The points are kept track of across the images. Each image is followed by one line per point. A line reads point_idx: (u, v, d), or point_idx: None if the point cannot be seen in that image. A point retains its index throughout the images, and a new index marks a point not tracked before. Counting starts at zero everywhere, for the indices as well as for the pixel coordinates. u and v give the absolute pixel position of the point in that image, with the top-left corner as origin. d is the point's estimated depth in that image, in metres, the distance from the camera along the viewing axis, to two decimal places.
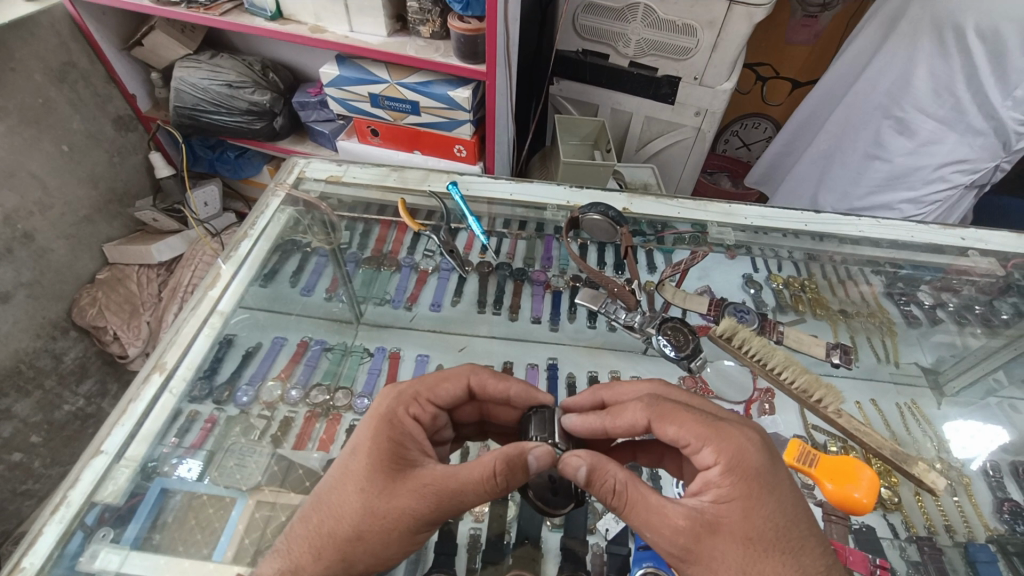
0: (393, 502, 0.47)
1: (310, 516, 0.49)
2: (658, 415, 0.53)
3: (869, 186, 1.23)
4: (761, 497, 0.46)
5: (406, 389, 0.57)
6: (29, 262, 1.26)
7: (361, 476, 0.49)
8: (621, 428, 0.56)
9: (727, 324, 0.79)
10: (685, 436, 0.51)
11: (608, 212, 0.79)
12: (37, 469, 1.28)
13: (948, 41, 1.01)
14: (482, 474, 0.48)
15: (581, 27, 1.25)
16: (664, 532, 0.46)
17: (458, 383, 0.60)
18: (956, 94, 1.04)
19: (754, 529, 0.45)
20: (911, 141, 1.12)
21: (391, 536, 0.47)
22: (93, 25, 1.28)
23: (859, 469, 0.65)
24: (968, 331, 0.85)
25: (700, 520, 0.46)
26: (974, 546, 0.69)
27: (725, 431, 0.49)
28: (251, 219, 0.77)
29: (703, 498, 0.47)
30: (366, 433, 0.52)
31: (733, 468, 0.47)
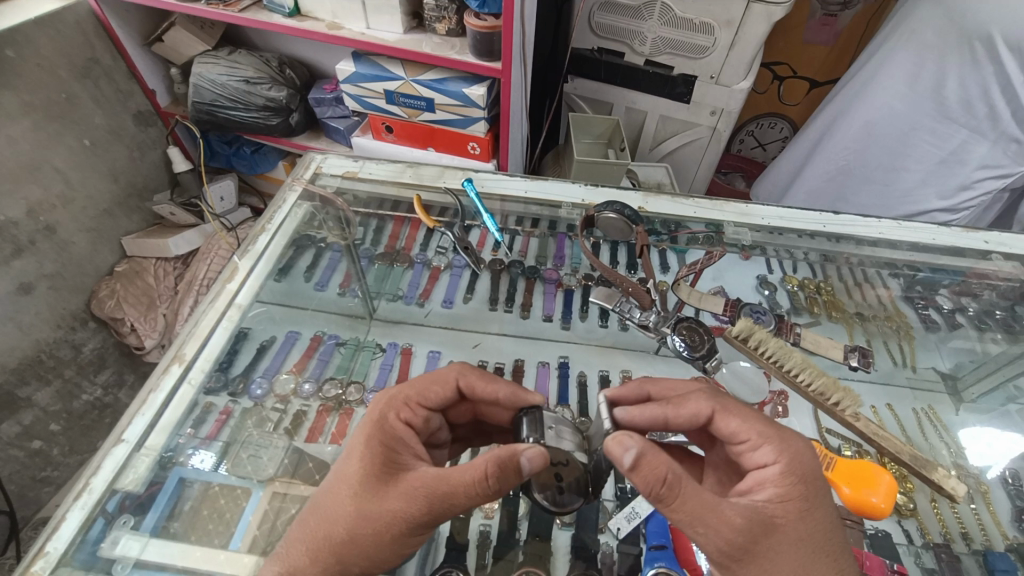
0: (384, 506, 0.48)
1: (307, 520, 0.50)
2: (723, 407, 0.54)
3: (894, 193, 1.22)
4: (813, 499, 0.48)
5: (395, 393, 0.57)
6: (50, 254, 1.28)
7: (353, 480, 0.49)
8: (684, 417, 0.55)
9: (744, 324, 0.78)
10: (746, 432, 0.52)
11: (625, 211, 0.79)
12: (55, 457, 1.31)
13: (979, 53, 0.98)
14: (471, 477, 0.47)
15: (597, 25, 1.24)
16: (721, 527, 0.44)
17: (446, 385, 0.59)
18: (988, 104, 1.02)
19: (806, 530, 0.46)
20: (941, 149, 1.11)
21: (382, 539, 0.48)
22: (115, 22, 1.30)
23: (877, 474, 0.64)
24: (988, 337, 0.83)
25: (759, 519, 0.45)
26: (992, 554, 0.67)
27: (783, 432, 0.51)
28: (268, 214, 0.77)
29: (759, 496, 0.47)
30: (358, 438, 0.53)
31: (793, 469, 0.48)
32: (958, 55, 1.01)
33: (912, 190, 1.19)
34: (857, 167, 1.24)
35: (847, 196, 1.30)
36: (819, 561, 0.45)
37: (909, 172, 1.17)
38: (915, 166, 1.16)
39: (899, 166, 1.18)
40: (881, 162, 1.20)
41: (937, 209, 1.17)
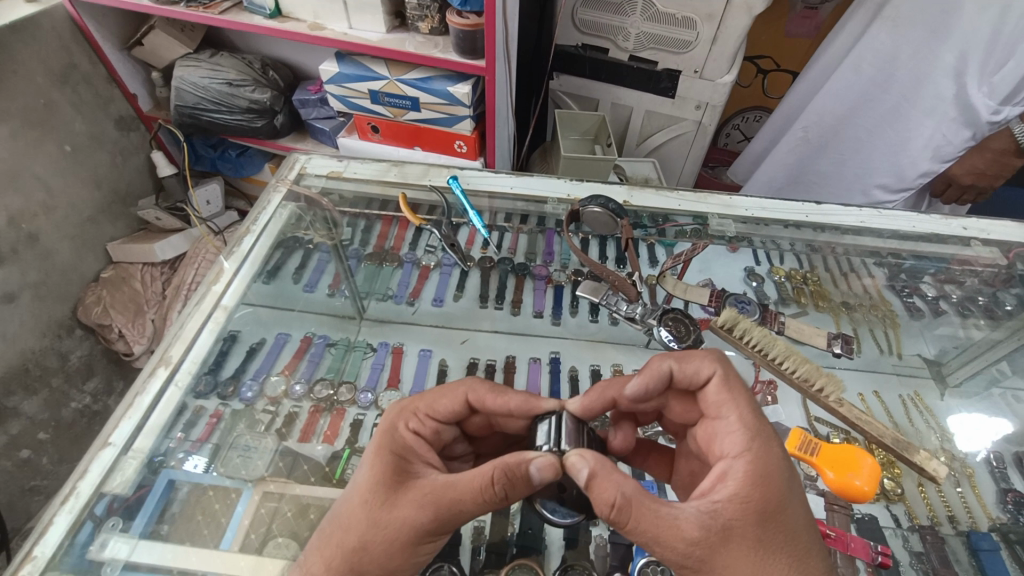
0: (394, 512, 0.48)
1: (325, 528, 0.50)
2: (724, 374, 0.55)
3: (851, 165, 1.28)
4: (778, 504, 0.46)
5: (406, 404, 0.58)
6: (34, 263, 1.26)
7: (365, 489, 0.50)
8: (686, 374, 0.56)
9: (728, 314, 0.78)
10: (731, 413, 0.52)
11: (609, 204, 0.79)
12: (45, 468, 1.30)
13: (937, 29, 1.00)
14: (480, 482, 0.47)
15: (581, 22, 1.25)
16: (675, 542, 0.43)
17: (456, 399, 0.58)
18: (936, 84, 1.05)
19: (766, 534, 0.45)
20: (898, 126, 1.15)
21: (394, 546, 0.47)
22: (93, 26, 1.29)
23: (860, 457, 0.65)
24: (971, 322, 0.85)
25: (715, 527, 0.44)
26: (976, 534, 0.69)
27: (759, 430, 0.51)
28: (253, 215, 0.77)
29: (717, 500, 0.46)
30: (370, 449, 0.53)
31: (758, 469, 0.47)
32: (921, 28, 1.02)
33: (864, 165, 1.25)
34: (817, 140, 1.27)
35: (810, 164, 1.33)
36: (778, 563, 0.44)
37: (870, 147, 1.22)
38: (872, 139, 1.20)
39: (858, 138, 1.22)
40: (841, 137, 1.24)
41: (883, 184, 1.24)
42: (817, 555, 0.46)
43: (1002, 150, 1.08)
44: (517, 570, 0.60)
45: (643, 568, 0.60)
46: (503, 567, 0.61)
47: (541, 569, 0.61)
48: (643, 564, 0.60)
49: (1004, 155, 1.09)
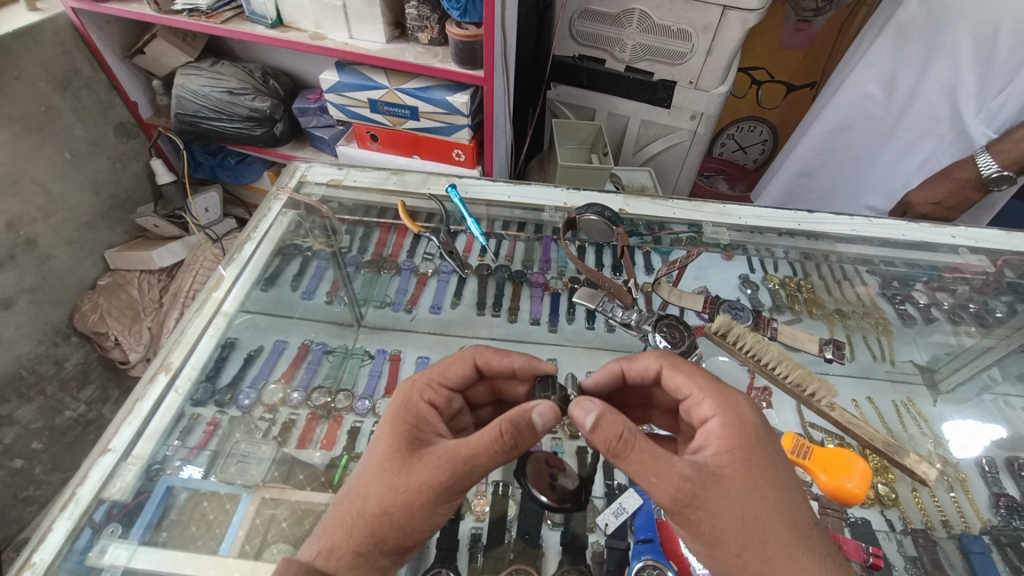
0: (412, 476, 0.49)
1: (342, 500, 0.51)
2: (669, 363, 0.59)
3: (846, 185, 1.31)
4: (759, 450, 0.49)
5: (417, 377, 0.59)
6: (31, 268, 1.27)
7: (382, 457, 0.51)
8: (636, 370, 0.61)
9: (722, 320, 0.79)
10: (690, 387, 0.57)
11: (605, 212, 0.81)
12: (38, 475, 1.29)
13: (935, 47, 1.03)
14: (489, 437, 0.49)
15: (578, 33, 1.27)
16: (671, 477, 0.47)
17: (464, 364, 0.61)
18: (930, 103, 1.09)
19: (753, 476, 0.48)
20: (892, 145, 1.19)
21: (413, 508, 0.48)
22: (96, 34, 1.29)
23: (853, 461, 0.66)
24: (962, 329, 0.86)
25: (704, 470, 0.48)
26: (967, 538, 0.69)
27: (726, 390, 0.55)
28: (253, 222, 0.78)
29: (706, 452, 0.50)
30: (384, 421, 0.54)
31: (732, 421, 0.51)
32: (921, 46, 1.04)
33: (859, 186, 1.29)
34: (817, 159, 1.29)
35: (806, 183, 1.36)
36: (766, 505, 0.47)
37: (867, 168, 1.25)
38: (868, 162, 1.24)
39: (856, 159, 1.25)
40: (840, 156, 1.27)
41: (874, 208, 1.28)
42: (801, 490, 0.49)
43: (966, 180, 1.03)
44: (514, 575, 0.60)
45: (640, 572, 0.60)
46: (500, 572, 0.61)
47: (539, 571, 0.61)
48: (639, 569, 0.60)
49: (967, 187, 1.03)
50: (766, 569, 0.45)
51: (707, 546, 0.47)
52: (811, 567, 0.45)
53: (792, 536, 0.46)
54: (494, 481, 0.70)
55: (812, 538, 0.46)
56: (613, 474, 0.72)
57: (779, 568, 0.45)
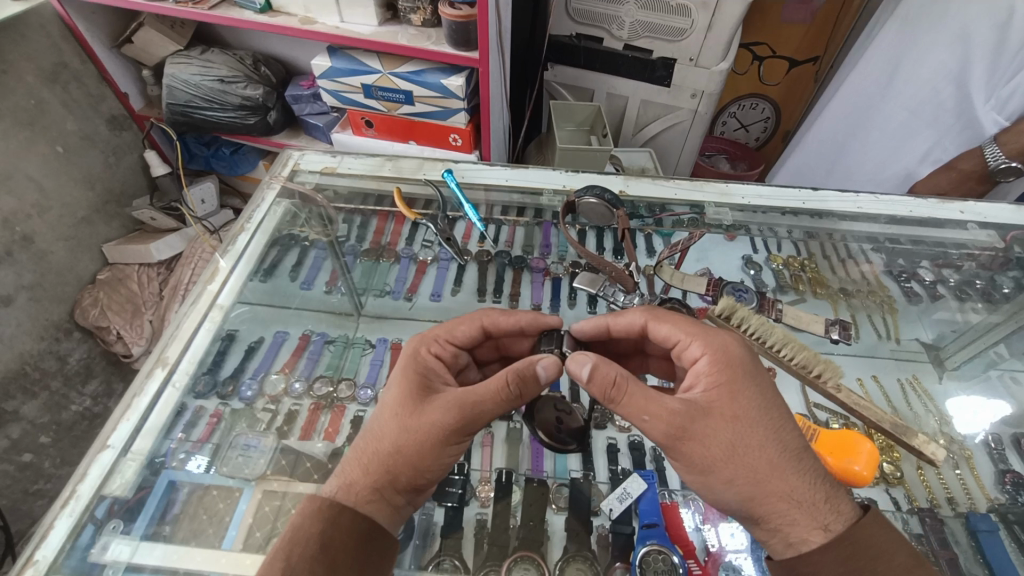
0: (423, 418, 0.50)
1: (357, 443, 0.51)
2: (653, 316, 0.60)
3: (840, 170, 1.30)
4: (746, 383, 0.50)
5: (425, 334, 0.61)
6: (29, 264, 1.26)
7: (394, 402, 0.52)
8: (621, 326, 0.62)
9: (726, 302, 0.76)
10: (677, 333, 0.57)
11: (604, 195, 0.79)
12: (47, 470, 1.30)
13: (942, 30, 1.00)
14: (495, 385, 0.50)
15: (574, 11, 1.24)
16: (662, 413, 0.48)
17: (471, 324, 0.62)
18: (937, 89, 1.06)
19: (740, 407, 0.49)
20: (894, 133, 1.16)
21: (425, 448, 0.49)
22: (83, 24, 1.27)
23: (859, 442, 0.66)
24: (969, 306, 0.85)
25: (694, 405, 0.49)
26: (975, 516, 0.69)
27: (711, 330, 0.56)
28: (247, 213, 0.76)
29: (696, 390, 0.51)
30: (394, 371, 0.55)
31: (718, 357, 0.52)
32: (928, 28, 1.02)
33: (855, 171, 1.27)
34: (823, 143, 1.29)
35: (812, 163, 1.35)
36: (756, 433, 0.48)
37: (865, 157, 1.24)
38: (868, 150, 1.22)
39: (858, 147, 1.24)
40: (845, 142, 1.26)
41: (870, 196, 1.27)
42: (789, 420, 0.50)
43: (970, 172, 1.02)
44: (519, 562, 0.61)
45: (644, 556, 0.60)
46: (504, 559, 0.61)
47: (543, 559, 0.61)
48: (644, 553, 0.60)
49: (972, 179, 1.02)
50: (757, 493, 0.47)
51: (702, 476, 0.49)
52: (801, 488, 0.47)
53: (782, 459, 0.47)
54: (497, 468, 0.70)
55: (802, 462, 0.48)
56: (617, 460, 0.72)
57: (769, 490, 0.46)
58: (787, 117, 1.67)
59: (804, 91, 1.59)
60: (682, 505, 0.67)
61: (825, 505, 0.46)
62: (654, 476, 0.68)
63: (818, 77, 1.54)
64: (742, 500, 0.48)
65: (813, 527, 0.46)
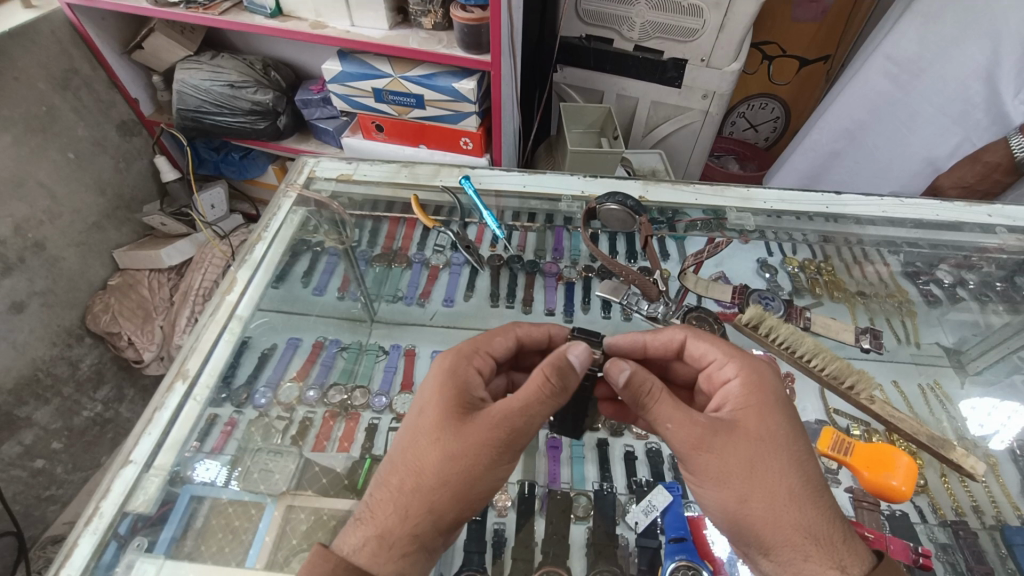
0: (469, 440, 0.48)
1: (389, 479, 0.49)
2: (693, 333, 0.61)
3: (863, 174, 1.30)
4: (777, 407, 0.51)
5: (462, 345, 0.59)
6: (41, 271, 1.26)
7: (433, 428, 0.50)
8: (661, 340, 0.62)
9: (754, 311, 0.76)
10: (714, 353, 0.58)
11: (627, 201, 0.78)
12: (59, 475, 1.30)
13: (969, 26, 1.00)
14: (536, 383, 0.50)
15: (585, 12, 1.23)
16: (685, 422, 0.49)
17: (507, 336, 0.61)
18: (965, 85, 1.04)
19: (768, 430, 0.49)
20: (921, 131, 1.14)
21: (474, 472, 0.48)
22: (93, 30, 1.27)
23: (896, 456, 0.64)
24: (990, 309, 0.83)
25: (721, 422, 0.50)
26: (1009, 529, 0.67)
27: (745, 353, 0.57)
28: (265, 221, 0.76)
29: (725, 409, 0.52)
30: (429, 392, 0.53)
31: (750, 379, 0.53)
32: (951, 25, 1.02)
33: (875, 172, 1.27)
34: (837, 145, 1.29)
35: (829, 165, 1.34)
36: (778, 458, 0.47)
37: (885, 157, 1.23)
38: (887, 149, 1.21)
39: (873, 146, 1.23)
40: (865, 140, 1.24)
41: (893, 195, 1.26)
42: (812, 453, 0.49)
43: (996, 165, 0.99)
44: None
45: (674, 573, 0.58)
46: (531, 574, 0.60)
47: (568, 572, 0.60)
48: (672, 570, 0.58)
49: (998, 171, 0.99)
50: (771, 519, 0.46)
51: (713, 491, 0.48)
52: (818, 523, 0.45)
53: (802, 490, 0.46)
54: (516, 480, 0.70)
55: (822, 497, 0.47)
56: (636, 469, 0.71)
57: (783, 519, 0.45)
58: (797, 116, 1.66)
59: (815, 91, 1.58)
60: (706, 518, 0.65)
61: (841, 545, 0.45)
62: (678, 488, 0.67)
63: (830, 76, 1.52)
64: (750, 522, 0.46)
65: (825, 566, 0.43)
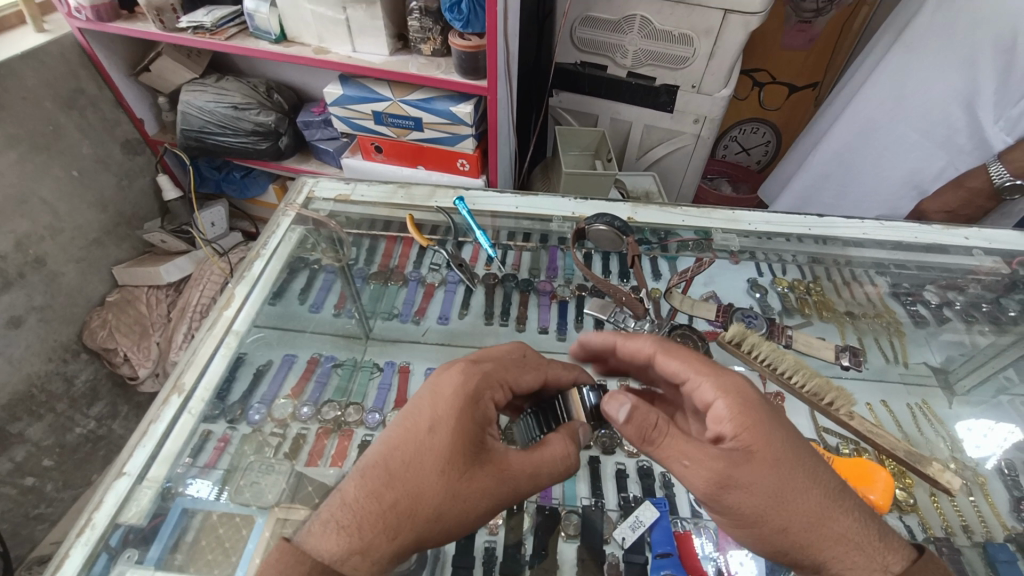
0: (475, 487, 0.49)
1: (383, 492, 0.47)
2: (663, 348, 0.59)
3: (851, 195, 1.32)
4: (772, 422, 0.50)
5: (490, 374, 0.57)
6: (40, 286, 1.28)
7: (445, 457, 0.48)
8: (630, 347, 0.63)
9: (737, 328, 0.78)
10: (686, 371, 0.56)
11: (614, 222, 0.81)
12: (48, 493, 1.29)
13: (946, 55, 1.05)
14: (546, 462, 0.55)
15: (579, 40, 1.27)
16: (702, 459, 0.49)
17: (533, 378, 0.62)
18: (947, 111, 1.09)
19: (777, 451, 0.49)
20: (906, 155, 1.18)
21: (465, 516, 0.49)
22: (102, 53, 1.31)
23: (874, 471, 0.68)
24: (976, 328, 0.85)
25: (733, 452, 0.49)
26: (992, 546, 0.69)
27: (721, 369, 0.55)
28: (262, 240, 0.79)
29: (726, 439, 0.50)
30: (449, 412, 0.51)
31: (735, 397, 0.52)
32: (933, 54, 1.06)
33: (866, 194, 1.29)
34: (829, 168, 1.31)
35: (820, 187, 1.36)
36: (797, 476, 0.48)
37: (874, 179, 1.25)
38: (878, 172, 1.24)
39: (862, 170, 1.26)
40: (854, 164, 1.27)
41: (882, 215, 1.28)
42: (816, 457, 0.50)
43: (979, 189, 1.03)
44: None
45: None
46: None
47: None
48: None
49: (980, 196, 1.04)
50: (816, 539, 0.47)
51: (749, 528, 0.49)
52: (854, 529, 0.47)
53: (827, 500, 0.48)
54: None
55: (845, 501, 0.49)
56: (626, 485, 0.71)
57: (827, 536, 0.47)
58: (788, 140, 1.70)
59: (804, 116, 1.62)
60: (695, 534, 0.66)
61: (881, 543, 0.47)
62: (666, 503, 0.67)
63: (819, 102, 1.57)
64: (797, 547, 0.48)
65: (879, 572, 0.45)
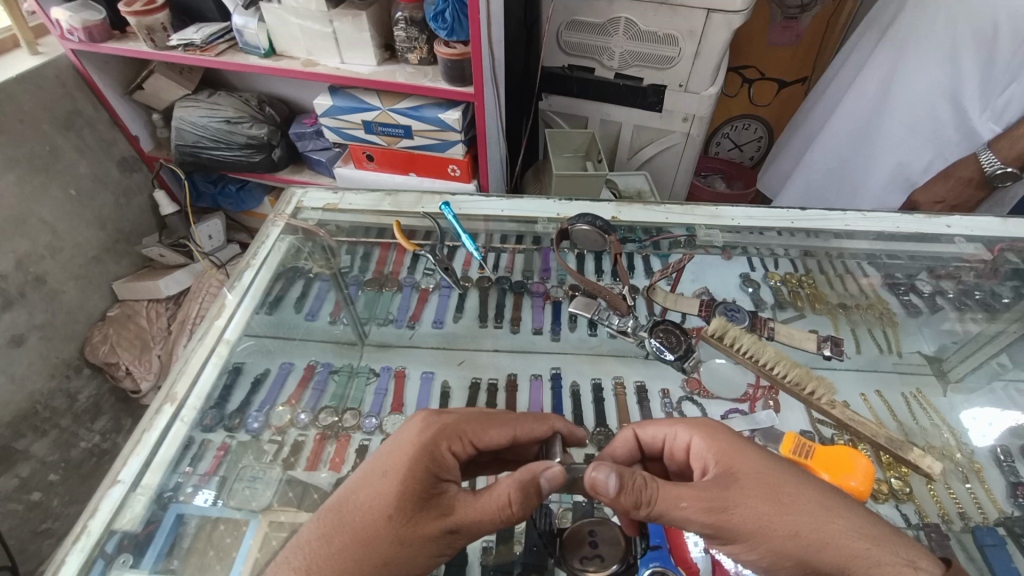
0: (422, 531, 0.47)
1: (333, 538, 0.47)
2: (637, 425, 0.64)
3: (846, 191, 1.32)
4: (744, 443, 0.54)
5: (449, 423, 0.57)
6: (41, 304, 1.30)
7: (390, 502, 0.48)
8: (616, 446, 0.64)
9: (718, 322, 0.79)
10: (660, 430, 0.61)
11: (597, 222, 0.82)
12: (54, 508, 1.28)
13: (928, 52, 1.05)
14: (500, 502, 0.50)
15: (566, 44, 1.29)
16: (690, 490, 0.50)
17: (503, 430, 0.60)
18: (933, 105, 1.09)
19: (758, 465, 0.52)
20: (894, 150, 1.17)
21: (417, 562, 0.47)
22: (96, 74, 1.33)
23: (854, 458, 0.65)
24: (968, 316, 0.85)
25: (718, 477, 0.51)
26: (980, 529, 0.69)
27: (684, 419, 0.61)
28: (253, 249, 0.80)
29: (710, 470, 0.53)
30: (400, 461, 0.51)
31: (705, 430, 0.57)
32: (916, 51, 1.07)
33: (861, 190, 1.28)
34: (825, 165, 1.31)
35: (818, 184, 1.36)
36: (786, 480, 0.50)
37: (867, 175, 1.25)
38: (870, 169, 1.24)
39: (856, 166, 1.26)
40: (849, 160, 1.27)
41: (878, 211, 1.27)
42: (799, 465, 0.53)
43: (968, 179, 1.07)
44: None
45: None
46: None
47: None
48: None
49: (970, 185, 1.08)
50: (828, 540, 0.47)
51: (763, 547, 0.48)
52: (860, 524, 0.48)
53: (825, 500, 0.50)
54: None
55: (842, 499, 0.50)
56: None
57: (836, 536, 0.47)
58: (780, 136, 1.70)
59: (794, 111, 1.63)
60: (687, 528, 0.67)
61: (895, 537, 0.48)
62: None
63: None
64: (816, 552, 0.47)
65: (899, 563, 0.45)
